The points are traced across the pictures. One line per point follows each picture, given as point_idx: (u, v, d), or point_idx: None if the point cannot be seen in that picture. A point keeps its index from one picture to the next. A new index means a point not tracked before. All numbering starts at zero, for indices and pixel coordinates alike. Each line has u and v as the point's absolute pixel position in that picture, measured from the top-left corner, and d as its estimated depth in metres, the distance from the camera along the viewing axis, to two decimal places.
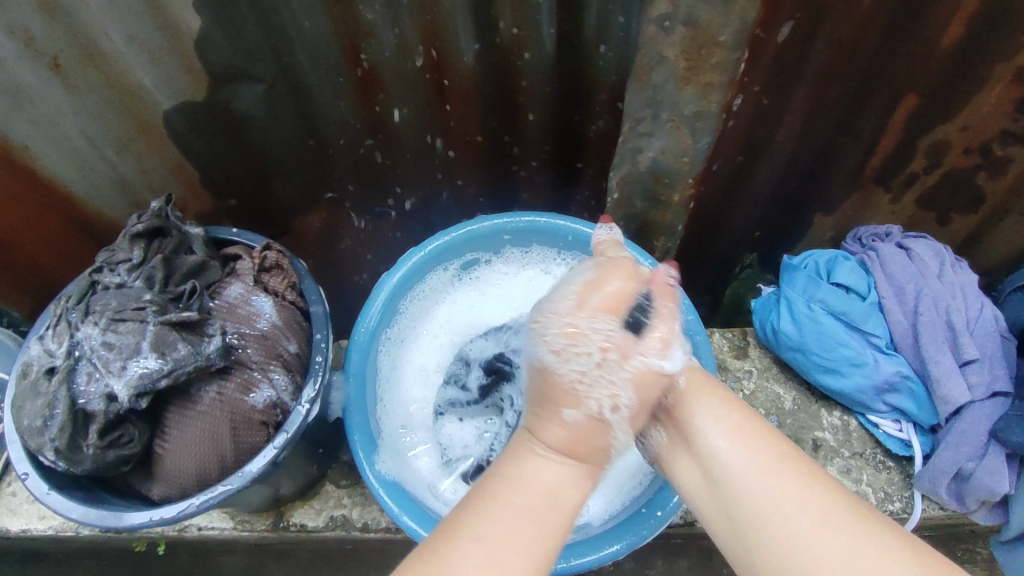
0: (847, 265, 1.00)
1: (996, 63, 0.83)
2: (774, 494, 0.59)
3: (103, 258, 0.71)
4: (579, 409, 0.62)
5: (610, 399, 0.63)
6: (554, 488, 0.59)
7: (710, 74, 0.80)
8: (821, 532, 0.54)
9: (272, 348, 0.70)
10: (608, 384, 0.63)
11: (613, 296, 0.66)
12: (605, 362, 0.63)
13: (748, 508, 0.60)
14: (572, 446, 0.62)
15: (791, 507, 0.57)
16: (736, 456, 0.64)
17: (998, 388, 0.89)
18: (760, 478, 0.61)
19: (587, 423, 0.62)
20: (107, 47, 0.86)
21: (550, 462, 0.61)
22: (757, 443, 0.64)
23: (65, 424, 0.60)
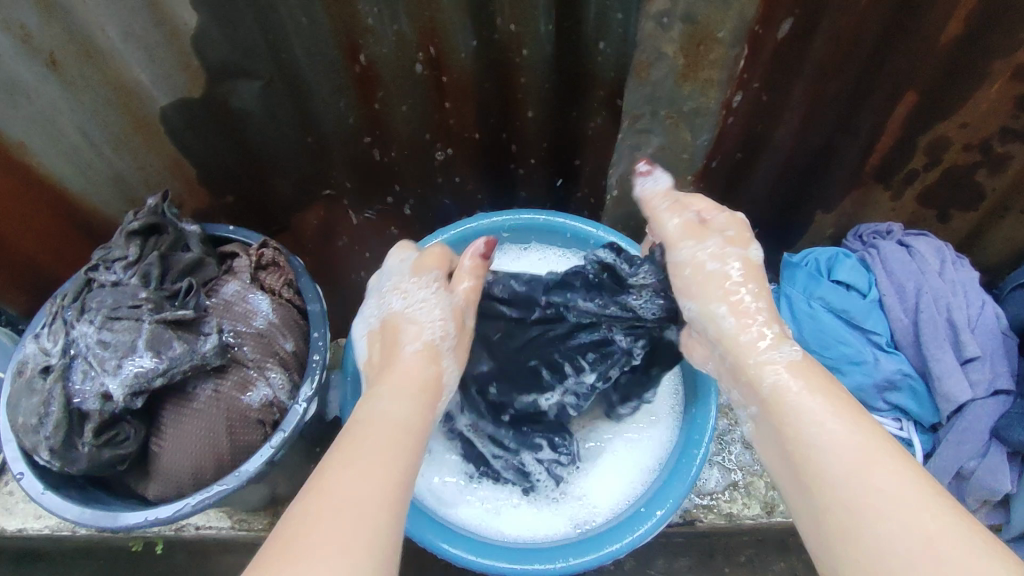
0: (848, 262, 0.99)
1: (996, 60, 0.82)
2: (887, 491, 0.50)
3: (99, 255, 0.70)
4: (414, 340, 0.70)
5: (431, 328, 0.71)
6: (395, 432, 0.58)
7: (709, 71, 0.80)
8: (936, 544, 0.46)
9: (269, 346, 0.70)
10: (420, 318, 0.72)
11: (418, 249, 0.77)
12: (420, 302, 0.73)
13: (844, 499, 0.52)
14: (402, 385, 0.65)
15: (915, 519, 0.48)
16: (850, 451, 0.54)
17: (999, 386, 0.89)
18: (864, 470, 0.52)
19: (425, 357, 0.69)
20: (103, 44, 0.86)
21: (390, 401, 0.62)
22: (849, 425, 0.56)
23: (60, 423, 0.59)
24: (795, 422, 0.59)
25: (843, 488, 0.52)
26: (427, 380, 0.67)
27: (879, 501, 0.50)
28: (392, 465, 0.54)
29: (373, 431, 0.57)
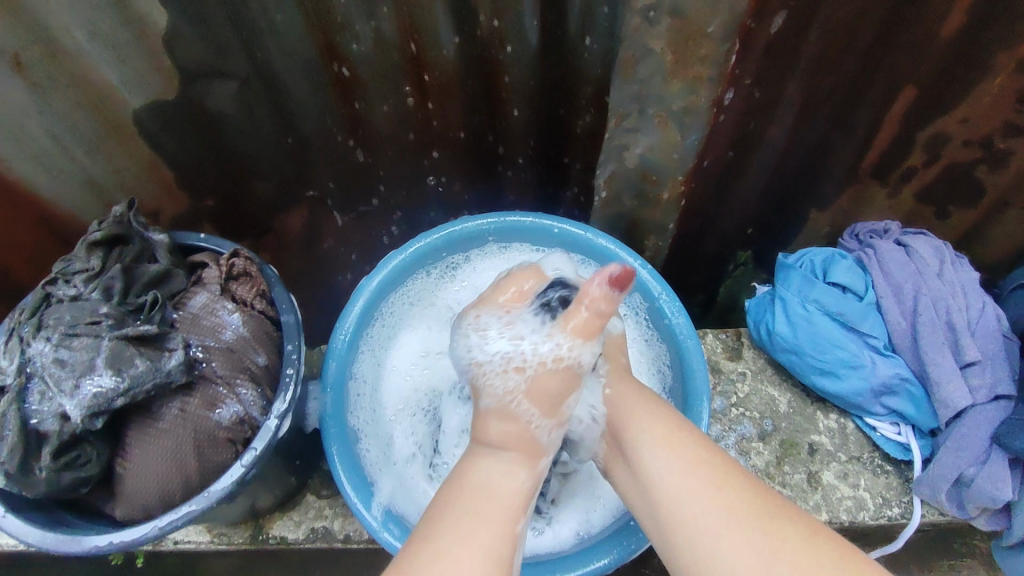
0: (844, 263, 0.96)
1: (999, 52, 0.79)
2: (689, 491, 0.59)
3: (60, 268, 0.67)
4: (491, 403, 0.70)
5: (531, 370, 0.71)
6: (513, 503, 0.61)
7: (699, 68, 0.77)
8: (713, 515, 0.56)
9: (240, 361, 0.67)
10: (506, 386, 0.71)
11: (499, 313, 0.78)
12: (523, 349, 0.73)
13: (663, 500, 0.60)
14: (506, 439, 0.67)
15: (694, 501, 0.58)
16: (655, 458, 0.63)
17: (1000, 391, 0.86)
18: (674, 472, 0.61)
19: (501, 416, 0.68)
20: (69, 44, 0.81)
21: (497, 469, 0.64)
22: (652, 425, 0.66)
23: (15, 446, 0.57)
24: (625, 420, 0.69)
25: (653, 498, 0.62)
26: (507, 436, 0.67)
27: (685, 512, 0.58)
28: (504, 542, 0.57)
29: (462, 497, 0.60)
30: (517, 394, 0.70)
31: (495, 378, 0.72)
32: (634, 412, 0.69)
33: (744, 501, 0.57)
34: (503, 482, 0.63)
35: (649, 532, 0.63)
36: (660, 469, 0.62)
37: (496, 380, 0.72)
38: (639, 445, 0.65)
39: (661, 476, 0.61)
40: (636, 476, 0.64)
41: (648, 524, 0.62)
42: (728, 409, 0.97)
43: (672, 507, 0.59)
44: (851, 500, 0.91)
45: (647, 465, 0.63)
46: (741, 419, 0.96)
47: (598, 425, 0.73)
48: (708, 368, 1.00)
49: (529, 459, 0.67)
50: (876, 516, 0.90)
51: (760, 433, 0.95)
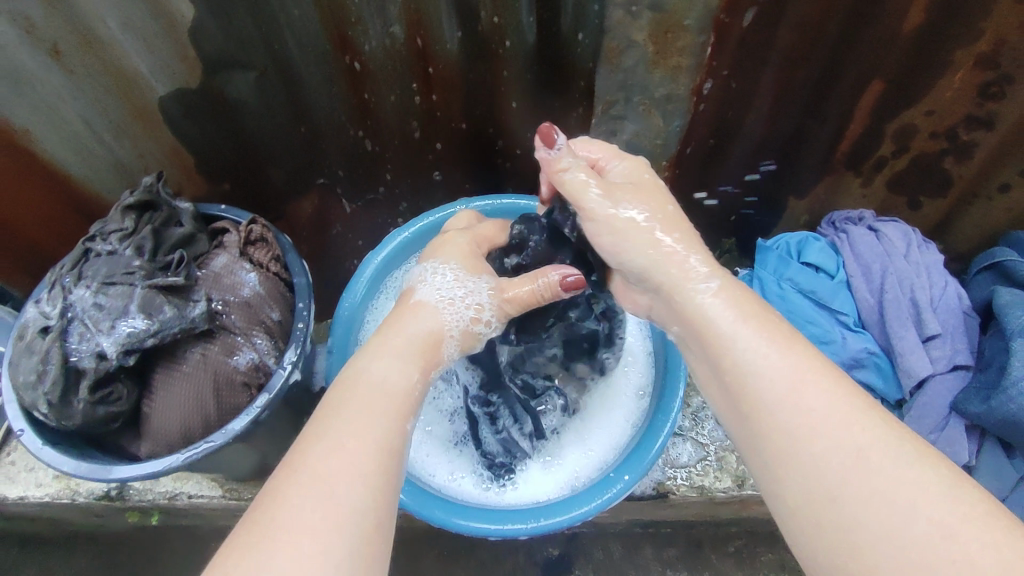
0: (817, 245, 1.03)
1: (957, 48, 0.86)
2: (810, 423, 0.53)
3: (96, 228, 0.75)
4: (424, 299, 0.74)
5: (473, 293, 0.75)
6: (388, 406, 0.58)
7: (678, 57, 0.86)
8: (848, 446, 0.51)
9: (255, 315, 0.75)
10: (457, 293, 0.75)
11: (461, 254, 0.79)
12: (467, 291, 0.75)
13: (781, 423, 0.54)
14: (421, 342, 0.68)
15: (818, 425, 0.52)
16: (767, 366, 0.57)
17: (958, 362, 0.93)
18: (796, 399, 0.54)
19: (433, 310, 0.72)
20: (104, 34, 0.89)
21: (387, 362, 0.63)
22: (767, 333, 0.59)
23: (57, 379, 0.64)
24: (738, 329, 0.60)
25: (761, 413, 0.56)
26: (426, 332, 0.69)
27: (802, 446, 0.52)
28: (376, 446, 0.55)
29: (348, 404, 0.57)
30: (442, 305, 0.73)
31: (439, 292, 0.74)
32: (742, 317, 0.61)
33: (874, 437, 0.51)
34: (393, 382, 0.61)
35: (749, 456, 0.58)
36: (778, 396, 0.55)
37: (444, 292, 0.75)
38: (746, 361, 0.58)
39: (772, 389, 0.56)
40: (735, 391, 0.58)
41: (747, 443, 0.58)
42: None
43: (784, 429, 0.54)
44: None
45: (755, 385, 0.57)
46: None
47: (697, 329, 0.64)
48: None
49: (430, 364, 0.67)
50: None
51: None
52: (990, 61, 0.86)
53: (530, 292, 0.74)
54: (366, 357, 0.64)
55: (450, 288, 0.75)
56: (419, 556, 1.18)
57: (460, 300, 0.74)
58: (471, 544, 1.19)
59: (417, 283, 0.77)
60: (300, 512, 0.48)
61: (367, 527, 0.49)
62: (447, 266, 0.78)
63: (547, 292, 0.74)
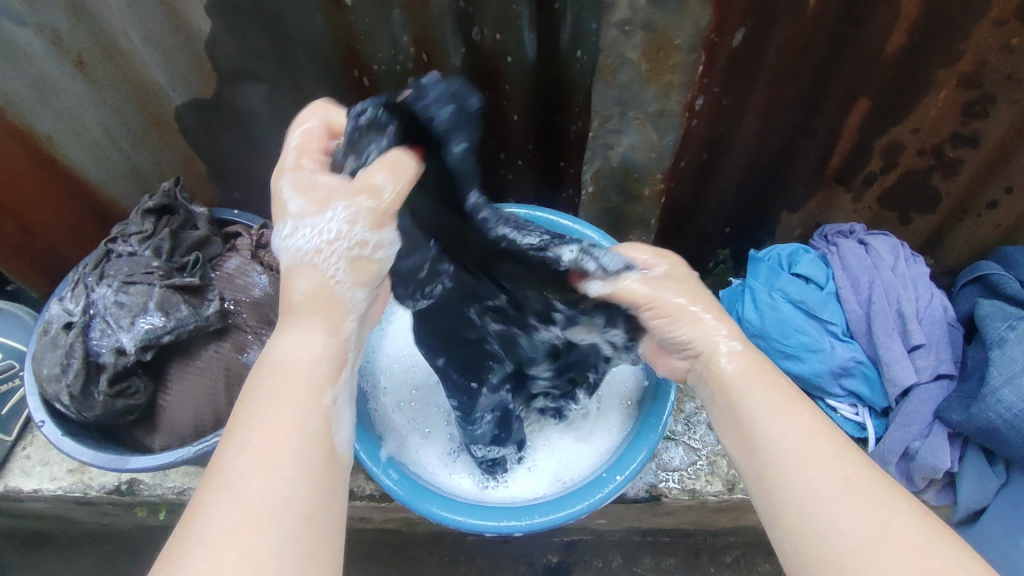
0: (807, 257, 1.06)
1: (939, 69, 0.90)
2: (812, 471, 0.55)
3: (116, 232, 0.80)
4: (295, 258, 0.60)
5: (336, 228, 0.59)
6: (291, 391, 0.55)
7: (671, 75, 0.89)
8: (835, 487, 0.54)
9: (266, 315, 0.79)
10: (314, 230, 0.59)
11: (306, 189, 0.62)
12: (328, 225, 0.58)
13: (780, 466, 0.57)
14: (308, 300, 0.59)
15: (810, 469, 0.56)
16: (771, 416, 0.61)
17: (942, 371, 0.96)
18: (797, 449, 0.58)
19: (308, 267, 0.60)
20: (126, 47, 0.93)
21: (302, 335, 0.58)
22: (773, 389, 0.64)
23: (79, 372, 0.69)
24: (751, 388, 0.64)
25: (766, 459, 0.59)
26: (312, 292, 0.59)
27: (802, 490, 0.55)
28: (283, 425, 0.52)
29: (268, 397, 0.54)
30: (311, 255, 0.60)
31: (306, 239, 0.60)
32: (747, 376, 0.66)
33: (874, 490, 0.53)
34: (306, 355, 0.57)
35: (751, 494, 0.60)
36: (779, 447, 0.59)
37: (307, 235, 0.59)
38: (754, 414, 0.62)
39: (775, 438, 0.59)
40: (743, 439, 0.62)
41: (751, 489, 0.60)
42: None
43: (781, 472, 0.57)
44: None
45: (760, 435, 0.60)
46: None
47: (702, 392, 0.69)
48: None
49: (336, 314, 0.59)
50: None
51: None
52: (971, 80, 0.91)
53: (398, 195, 0.59)
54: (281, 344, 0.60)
55: (311, 229, 0.59)
56: (418, 557, 1.21)
57: (330, 232, 0.59)
58: (471, 551, 1.21)
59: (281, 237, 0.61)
60: (220, 521, 0.46)
61: (295, 524, 0.47)
62: (295, 223, 0.60)
63: (394, 176, 0.59)
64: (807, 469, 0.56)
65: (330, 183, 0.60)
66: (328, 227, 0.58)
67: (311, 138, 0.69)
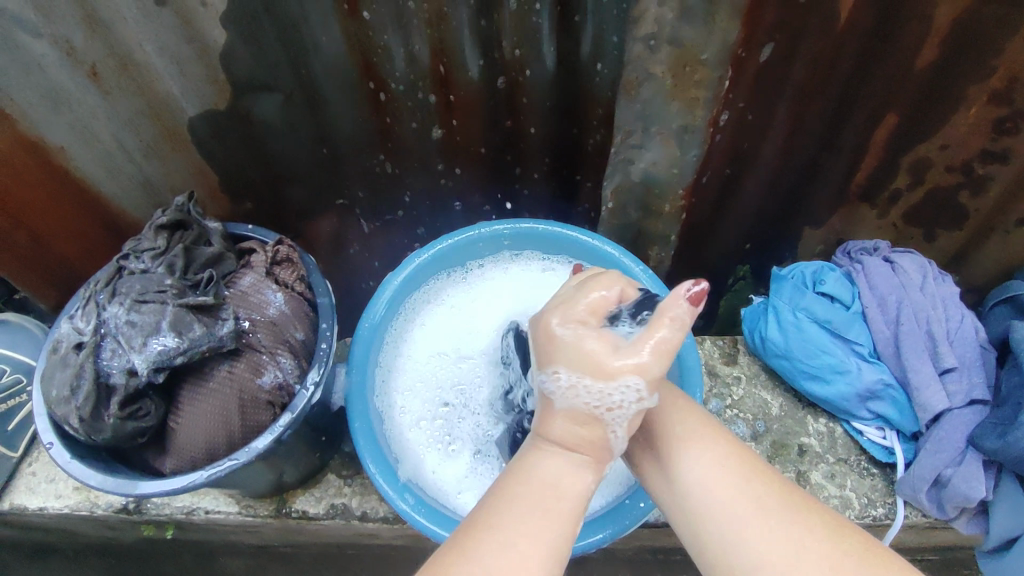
0: (833, 276, 1.04)
1: (971, 84, 0.87)
2: (722, 498, 0.57)
3: (129, 247, 0.79)
4: (573, 404, 0.60)
5: (627, 402, 0.59)
6: (563, 512, 0.57)
7: (696, 90, 0.87)
8: (754, 513, 0.56)
9: (281, 335, 0.77)
10: (616, 405, 0.59)
11: (581, 359, 0.60)
12: (610, 399, 0.59)
13: (701, 497, 0.59)
14: (576, 441, 0.61)
15: (729, 497, 0.57)
16: (684, 450, 0.62)
17: (975, 396, 0.93)
18: (706, 481, 0.59)
19: (575, 417, 0.60)
20: (140, 59, 0.91)
21: (558, 462, 0.61)
22: (680, 417, 0.65)
23: (90, 394, 0.68)
24: (656, 419, 0.66)
25: (688, 495, 0.60)
26: (579, 435, 0.61)
27: (722, 521, 0.57)
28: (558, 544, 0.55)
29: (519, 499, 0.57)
30: (594, 405, 0.59)
31: (588, 389, 0.59)
32: (665, 406, 0.67)
33: (787, 511, 0.56)
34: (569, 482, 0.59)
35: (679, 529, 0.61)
36: (692, 474, 0.61)
37: (609, 395, 0.59)
38: (670, 447, 0.63)
39: (693, 472, 0.60)
40: (666, 473, 0.63)
41: (676, 521, 0.61)
42: (723, 410, 1.03)
43: (705, 507, 0.58)
44: (837, 498, 0.96)
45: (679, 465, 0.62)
46: (735, 421, 1.02)
47: (622, 426, 0.71)
48: (705, 372, 1.06)
49: (600, 463, 0.62)
50: (861, 515, 0.95)
51: (752, 434, 1.01)
52: (1004, 96, 0.88)
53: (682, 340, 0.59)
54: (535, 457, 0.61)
55: (612, 390, 0.59)
56: None
57: (625, 399, 0.59)
58: None
59: (567, 380, 0.60)
60: None
61: None
62: (569, 374, 0.60)
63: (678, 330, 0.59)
64: (729, 499, 0.57)
65: (607, 357, 0.59)
66: (614, 394, 0.59)
67: (604, 296, 0.65)
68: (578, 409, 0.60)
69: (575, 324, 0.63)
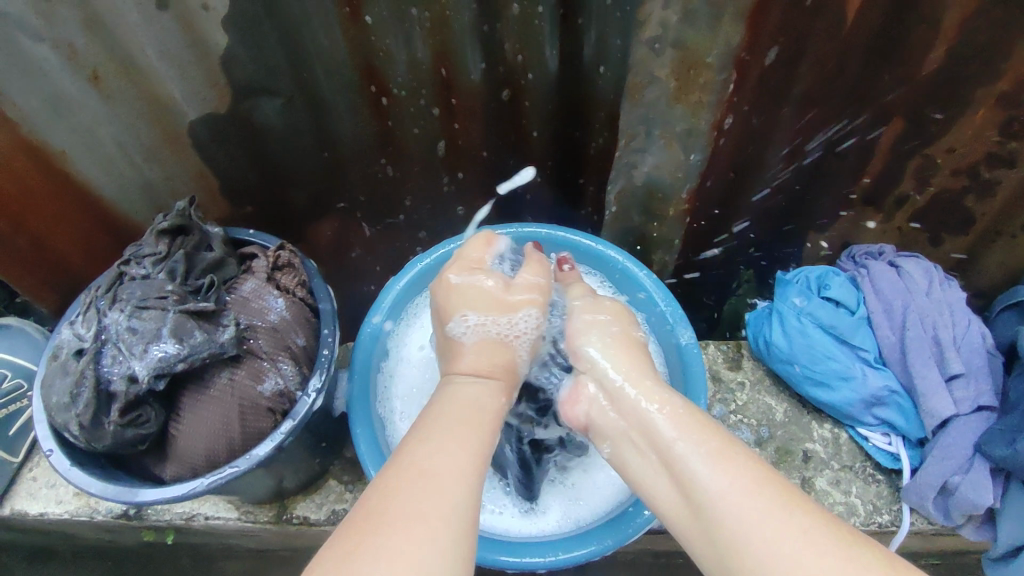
0: (838, 280, 1.03)
1: (978, 87, 0.86)
2: (752, 521, 0.52)
3: (129, 253, 0.79)
4: (482, 338, 0.71)
5: (518, 324, 0.73)
6: (484, 426, 0.61)
7: (699, 94, 0.89)
8: (789, 539, 0.50)
9: (282, 341, 0.76)
10: (516, 329, 0.73)
11: (483, 296, 0.74)
12: (513, 328, 0.73)
13: (724, 521, 0.53)
14: (490, 367, 0.69)
15: (760, 524, 0.51)
16: (705, 467, 0.57)
17: (982, 403, 0.92)
18: (734, 505, 0.53)
19: (489, 344, 0.71)
20: (142, 62, 0.90)
21: (468, 385, 0.66)
22: (701, 432, 0.60)
23: (90, 401, 0.67)
24: (672, 431, 0.61)
25: (708, 514, 0.54)
26: (494, 361, 0.69)
27: (749, 549, 0.51)
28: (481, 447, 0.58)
29: (445, 418, 0.60)
30: (500, 329, 0.72)
31: (487, 321, 0.72)
32: (682, 426, 0.62)
33: (827, 539, 0.49)
34: (484, 402, 0.64)
35: (699, 555, 0.55)
36: (712, 493, 0.55)
37: (503, 322, 0.72)
38: (691, 466, 0.58)
39: (714, 488, 0.55)
40: (685, 491, 0.58)
41: (699, 549, 0.55)
42: (727, 415, 1.02)
43: (727, 531, 0.53)
44: (843, 505, 0.95)
45: (695, 482, 0.57)
46: (739, 426, 1.01)
47: (621, 441, 0.67)
48: (709, 377, 1.06)
49: (511, 386, 0.70)
50: (867, 522, 0.94)
51: (756, 440, 1.00)
52: (1011, 100, 0.87)
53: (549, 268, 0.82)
54: (454, 386, 0.66)
55: (512, 318, 0.73)
56: None
57: (520, 321, 0.73)
58: None
59: (465, 312, 0.73)
60: (402, 527, 0.48)
61: (464, 544, 0.49)
62: (472, 313, 0.73)
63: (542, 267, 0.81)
64: (754, 522, 0.51)
65: (503, 294, 0.75)
66: (514, 320, 0.73)
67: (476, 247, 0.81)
68: (490, 338, 0.71)
69: (469, 271, 0.77)
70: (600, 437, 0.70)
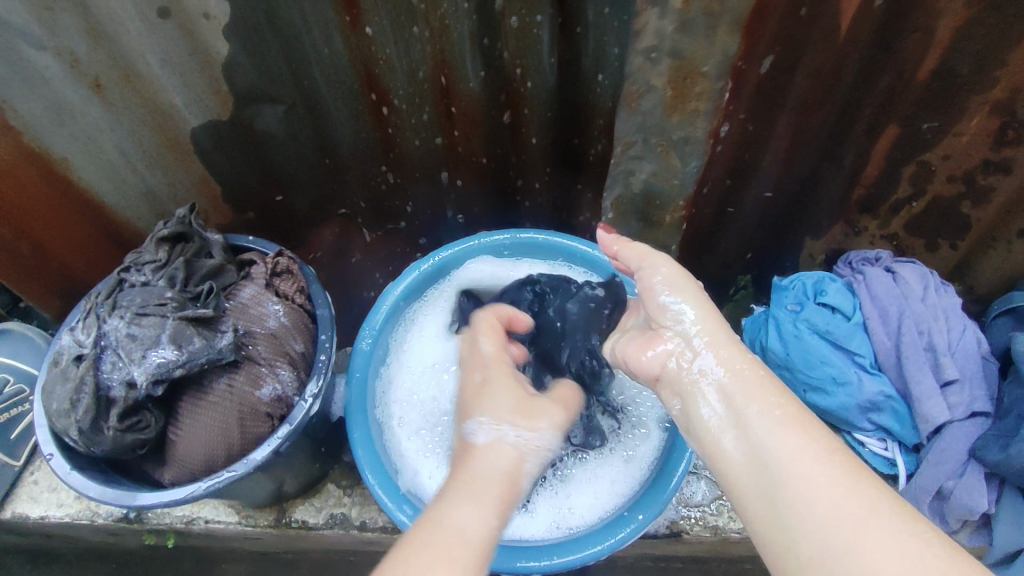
0: (834, 286, 1.03)
1: (972, 96, 0.86)
2: (827, 497, 0.54)
3: (130, 259, 0.80)
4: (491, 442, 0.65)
5: (537, 439, 0.67)
6: (472, 552, 0.54)
7: (696, 102, 0.85)
8: (858, 514, 0.52)
9: (281, 346, 0.78)
10: (534, 444, 0.66)
11: (503, 401, 0.69)
12: (524, 436, 0.66)
13: (791, 487, 0.56)
14: (483, 481, 0.62)
15: (832, 499, 0.54)
16: (775, 431, 0.59)
17: (976, 408, 0.93)
18: (809, 481, 0.55)
19: (496, 446, 0.65)
20: (144, 70, 0.91)
21: (465, 505, 0.58)
22: (776, 398, 0.62)
23: (89, 407, 0.68)
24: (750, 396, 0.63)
25: (775, 474, 0.57)
26: (500, 473, 0.63)
27: (813, 518, 0.53)
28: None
29: (431, 547, 0.54)
30: (508, 433, 0.66)
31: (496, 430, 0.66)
32: (756, 389, 0.63)
33: (894, 516, 0.52)
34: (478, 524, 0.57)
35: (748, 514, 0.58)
36: (784, 460, 0.57)
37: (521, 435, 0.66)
38: (762, 433, 0.60)
39: (782, 452, 0.58)
40: (752, 456, 0.60)
41: (755, 515, 0.57)
42: None
43: (795, 495, 0.55)
44: None
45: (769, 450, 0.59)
46: None
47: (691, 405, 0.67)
48: None
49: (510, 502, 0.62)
50: None
51: None
52: (1005, 108, 0.86)
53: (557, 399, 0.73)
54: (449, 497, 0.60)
55: (522, 432, 0.66)
56: None
57: (533, 439, 0.66)
58: None
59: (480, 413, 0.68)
60: None
61: None
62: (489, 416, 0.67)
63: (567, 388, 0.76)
64: (821, 495, 0.54)
65: (526, 401, 0.69)
66: (526, 432, 0.66)
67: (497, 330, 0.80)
68: (492, 449, 0.65)
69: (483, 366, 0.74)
70: (672, 395, 0.70)
